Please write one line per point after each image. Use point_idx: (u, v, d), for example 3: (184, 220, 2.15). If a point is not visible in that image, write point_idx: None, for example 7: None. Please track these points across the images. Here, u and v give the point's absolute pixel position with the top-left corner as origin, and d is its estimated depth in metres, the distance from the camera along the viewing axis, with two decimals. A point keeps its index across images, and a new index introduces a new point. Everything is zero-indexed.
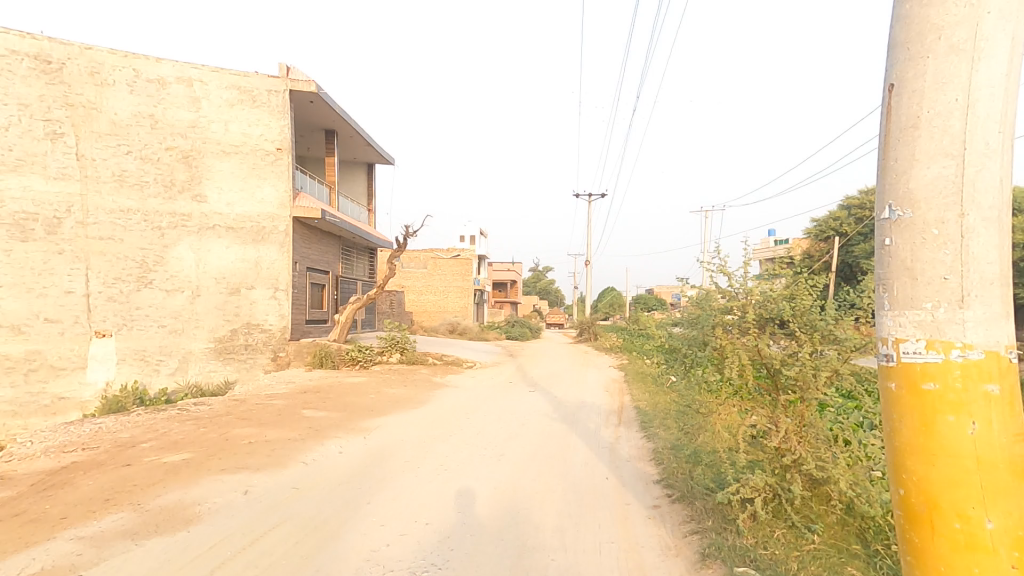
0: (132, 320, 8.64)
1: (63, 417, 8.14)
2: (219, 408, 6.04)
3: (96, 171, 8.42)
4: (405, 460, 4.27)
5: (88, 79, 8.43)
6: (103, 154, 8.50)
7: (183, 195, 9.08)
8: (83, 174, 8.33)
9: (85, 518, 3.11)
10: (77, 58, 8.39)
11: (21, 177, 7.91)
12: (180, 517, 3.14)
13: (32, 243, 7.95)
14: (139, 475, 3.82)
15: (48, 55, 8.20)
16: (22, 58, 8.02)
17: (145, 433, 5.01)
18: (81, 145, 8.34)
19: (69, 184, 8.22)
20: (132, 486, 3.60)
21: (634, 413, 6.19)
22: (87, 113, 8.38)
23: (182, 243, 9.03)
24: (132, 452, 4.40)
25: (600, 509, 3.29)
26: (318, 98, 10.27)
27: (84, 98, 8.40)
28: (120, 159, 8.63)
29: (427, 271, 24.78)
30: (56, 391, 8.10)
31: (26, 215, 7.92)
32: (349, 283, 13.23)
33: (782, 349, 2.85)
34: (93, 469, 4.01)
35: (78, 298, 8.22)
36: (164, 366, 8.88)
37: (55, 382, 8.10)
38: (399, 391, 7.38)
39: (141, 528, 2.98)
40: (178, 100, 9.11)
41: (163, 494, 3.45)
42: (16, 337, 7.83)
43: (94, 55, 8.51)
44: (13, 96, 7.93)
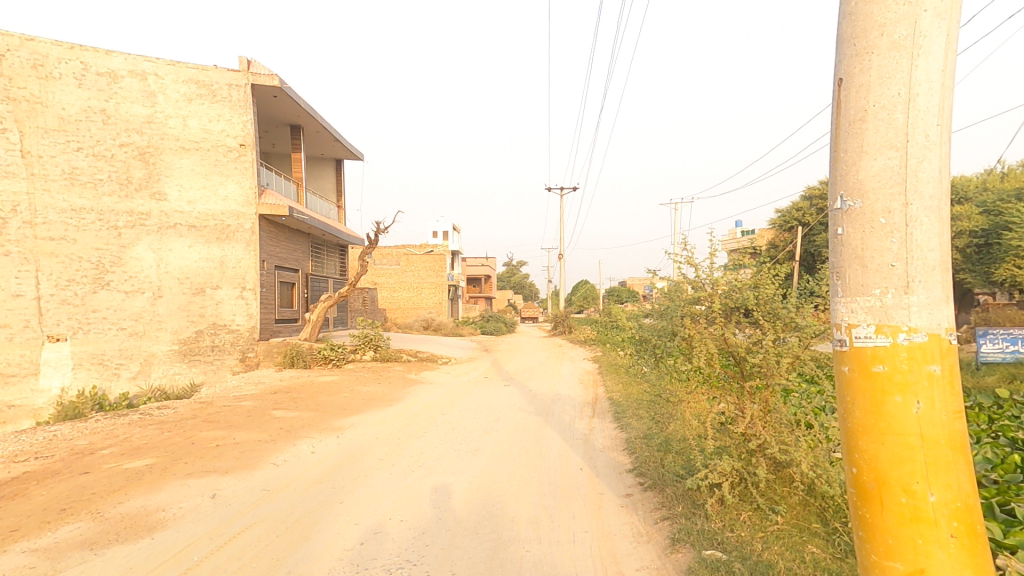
0: (89, 323, 8.33)
1: (14, 425, 7.81)
2: (185, 411, 5.89)
3: (44, 168, 8.06)
4: (379, 458, 4.23)
5: (31, 72, 8.04)
6: (52, 151, 8.13)
7: (141, 193, 8.77)
8: (29, 171, 7.96)
9: (40, 529, 3.00)
10: (18, 50, 8.00)
11: None
12: (144, 524, 3.05)
13: None
14: (98, 482, 3.70)
15: None
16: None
17: (104, 439, 4.85)
18: (26, 141, 7.96)
19: (14, 182, 7.85)
20: (91, 494, 3.48)
21: (608, 404, 6.27)
22: (31, 107, 8.01)
23: (140, 242, 8.73)
24: (91, 459, 4.26)
25: (574, 500, 3.33)
26: (281, 92, 10.04)
27: (28, 92, 8.01)
28: (70, 156, 8.28)
29: (400, 268, 24.55)
30: (6, 399, 7.77)
31: None
32: (319, 281, 13.02)
33: (747, 337, 2.93)
34: (48, 478, 3.87)
35: (28, 301, 7.88)
36: (125, 370, 8.59)
37: (5, 390, 7.77)
38: (372, 389, 7.32)
39: (101, 536, 2.90)
40: (132, 94, 8.78)
41: (125, 501, 3.36)
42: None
43: (37, 46, 8.13)
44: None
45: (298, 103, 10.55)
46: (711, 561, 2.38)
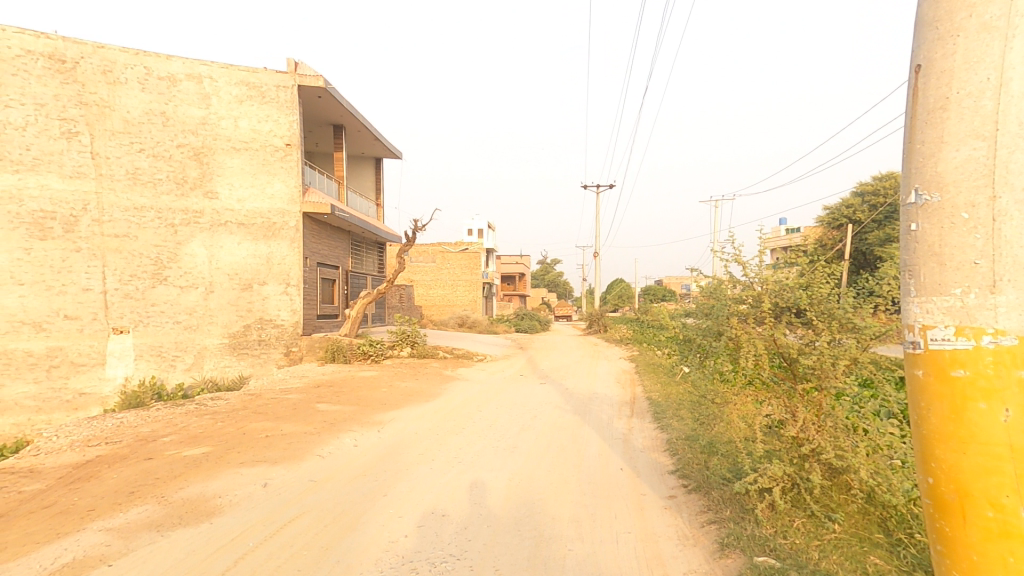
0: (148, 317, 8.76)
1: (84, 412, 8.30)
2: (236, 403, 6.11)
3: (111, 169, 8.51)
4: (419, 453, 4.30)
5: (101, 78, 8.49)
6: (117, 152, 8.58)
7: (195, 192, 9.14)
8: (98, 172, 8.42)
9: (112, 510, 3.17)
10: (90, 57, 8.44)
11: (38, 177, 7.98)
12: (203, 509, 3.19)
13: (50, 242, 8.04)
14: (161, 468, 3.88)
15: (62, 55, 8.25)
16: (37, 58, 8.10)
17: (164, 427, 5.08)
18: (95, 143, 8.41)
19: (85, 183, 8.30)
20: (155, 479, 3.66)
21: (647, 404, 6.19)
22: (101, 111, 8.45)
23: (194, 240, 9.10)
24: (153, 446, 4.47)
25: (615, 499, 3.30)
26: (326, 92, 10.30)
27: (98, 96, 8.45)
28: (133, 157, 8.70)
29: (435, 265, 24.82)
30: (78, 386, 8.25)
31: (43, 214, 8.00)
32: (359, 278, 13.29)
33: (799, 338, 2.83)
34: (117, 463, 4.08)
35: (96, 295, 8.35)
36: (180, 362, 8.99)
37: (77, 378, 8.24)
38: (410, 384, 7.43)
39: (166, 519, 3.04)
40: (189, 97, 9.15)
41: (185, 487, 3.51)
42: (38, 334, 7.96)
43: (107, 53, 8.58)
44: (29, 95, 8.01)
45: (342, 104, 10.79)
46: (764, 568, 2.32)
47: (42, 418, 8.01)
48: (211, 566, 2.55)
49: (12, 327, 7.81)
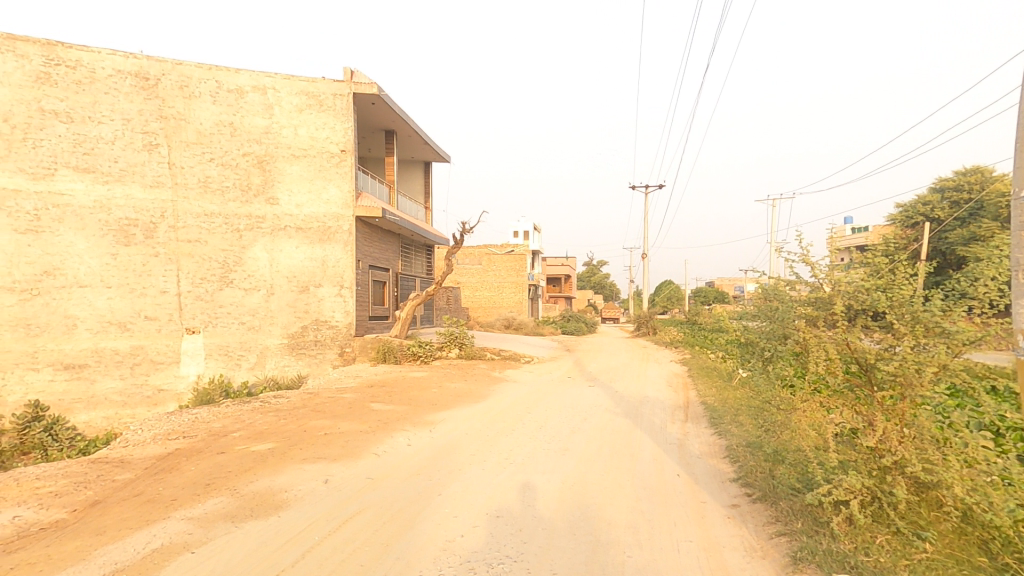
0: (216, 318, 9.30)
1: (162, 407, 9.03)
2: (298, 401, 6.35)
3: (185, 178, 9.15)
4: (471, 453, 4.32)
5: (178, 93, 9.12)
6: (191, 162, 9.20)
7: (258, 198, 9.58)
8: (174, 182, 9.09)
9: (192, 501, 3.34)
10: (170, 73, 9.10)
11: (124, 187, 8.80)
12: (272, 502, 3.32)
13: (133, 247, 8.84)
14: (232, 462, 4.08)
15: (146, 72, 8.97)
16: (125, 77, 8.85)
17: (234, 423, 5.34)
18: (172, 154, 9.09)
19: (162, 192, 9.01)
20: (228, 472, 3.84)
21: (702, 408, 6.01)
22: (177, 124, 9.10)
23: (257, 244, 9.54)
24: (225, 440, 4.70)
25: (674, 506, 3.21)
26: (379, 99, 10.56)
27: (176, 110, 9.10)
28: (205, 166, 9.27)
29: (482, 267, 25.04)
30: (156, 383, 8.96)
31: (128, 221, 8.81)
32: (408, 280, 13.55)
33: (876, 342, 2.67)
34: (193, 455, 4.32)
35: (171, 297, 9.03)
36: (245, 361, 9.45)
37: (155, 375, 8.96)
38: (460, 385, 7.50)
39: (239, 511, 3.18)
40: (254, 107, 9.60)
41: (255, 480, 3.66)
42: (122, 334, 8.74)
43: (183, 70, 9.17)
44: (117, 111, 8.79)
45: (394, 110, 11.03)
46: None
47: (127, 412, 8.79)
48: (280, 557, 2.65)
49: (101, 327, 8.62)
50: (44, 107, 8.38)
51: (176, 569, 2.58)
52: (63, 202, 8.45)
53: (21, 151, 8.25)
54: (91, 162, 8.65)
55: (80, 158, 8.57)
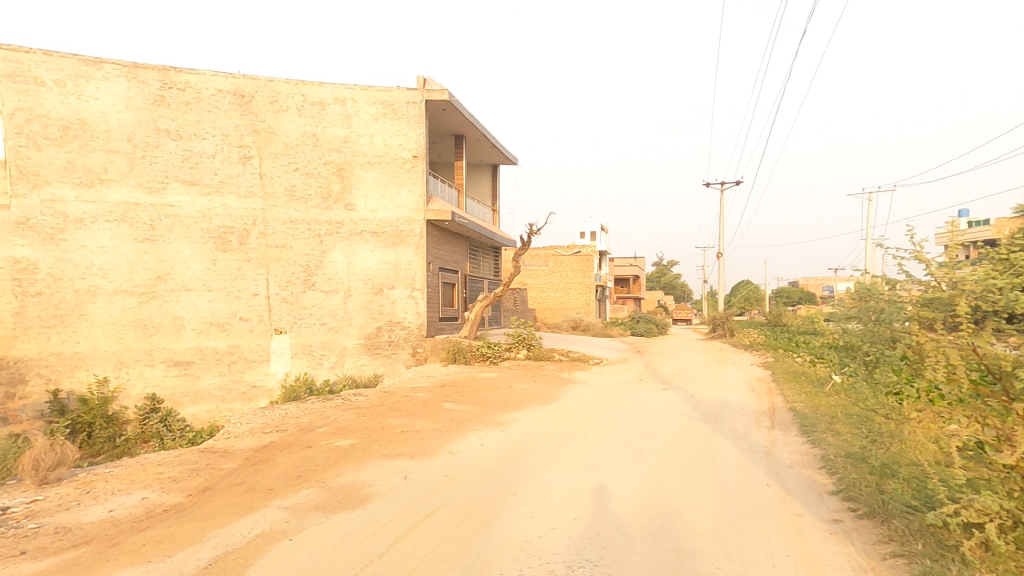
0: (301, 319, 9.88)
1: (255, 402, 9.69)
2: (375, 399, 6.61)
3: (273, 188, 9.79)
4: (542, 454, 4.31)
5: (269, 108, 9.79)
6: (279, 172, 9.82)
7: (337, 205, 10.09)
8: (264, 192, 9.75)
9: (285, 492, 3.55)
10: (262, 90, 9.77)
11: (222, 197, 9.54)
12: (356, 495, 3.47)
13: (229, 253, 9.57)
14: (319, 455, 4.30)
15: (242, 90, 9.68)
16: (225, 95, 9.58)
17: (319, 419, 5.65)
18: (263, 165, 9.75)
19: (254, 201, 9.68)
20: (316, 465, 4.05)
21: (790, 415, 5.68)
22: (267, 137, 9.76)
23: (336, 248, 10.05)
24: (312, 435, 4.98)
25: (765, 517, 3.05)
26: (450, 105, 10.80)
27: (266, 124, 9.78)
28: (291, 175, 9.88)
29: (548, 268, 24.99)
30: (250, 379, 9.63)
31: (226, 229, 9.55)
32: (476, 282, 13.77)
33: (1014, 349, 2.42)
34: (285, 449, 4.61)
35: (262, 299, 9.68)
36: (326, 360, 9.97)
37: (250, 372, 9.63)
38: (529, 386, 7.51)
39: (328, 502, 3.36)
40: (334, 118, 10.13)
41: (340, 474, 3.85)
42: (221, 334, 9.49)
43: (274, 86, 9.82)
44: (218, 128, 9.55)
45: (464, 115, 11.25)
46: None
47: (227, 406, 9.55)
48: (368, 549, 2.75)
49: (204, 326, 9.41)
50: (159, 127, 9.28)
51: (278, 554, 2.75)
52: (173, 213, 9.31)
53: (141, 167, 9.17)
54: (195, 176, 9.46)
55: (187, 171, 9.40)
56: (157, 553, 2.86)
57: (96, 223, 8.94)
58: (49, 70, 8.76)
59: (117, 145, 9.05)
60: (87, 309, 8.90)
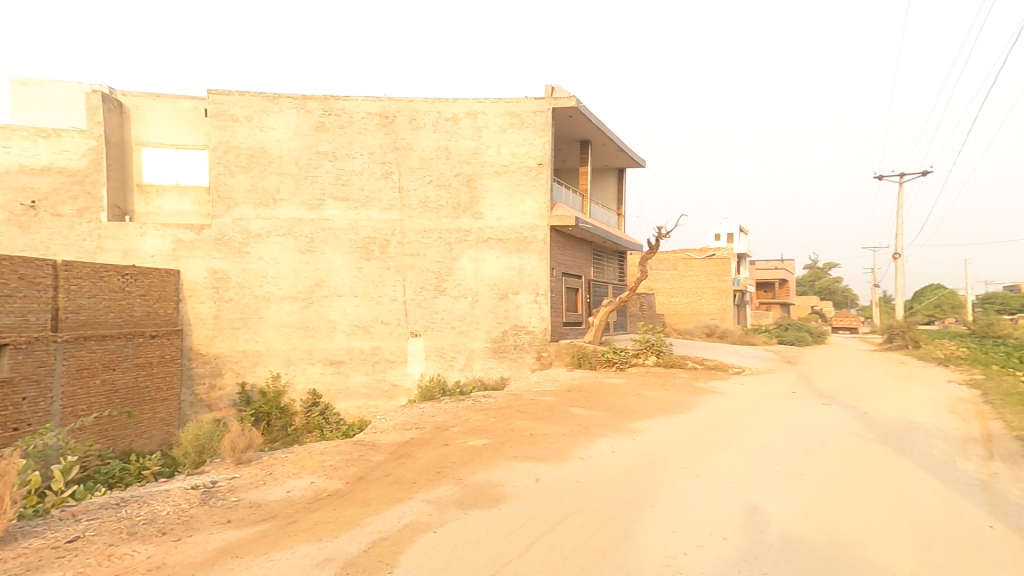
0: (433, 322, 10.52)
1: (395, 400, 10.49)
2: (503, 401, 6.82)
3: (410, 201, 10.57)
4: (682, 466, 4.12)
5: (408, 126, 10.60)
6: (415, 185, 10.60)
7: (466, 214, 10.62)
8: (402, 205, 10.57)
9: (425, 486, 3.81)
10: (403, 110, 10.61)
11: (367, 211, 10.53)
12: (491, 494, 3.60)
13: (372, 261, 10.50)
14: (455, 453, 4.54)
15: (387, 112, 10.59)
16: (373, 117, 10.56)
17: (453, 418, 5.96)
18: (402, 179, 10.58)
19: (393, 213, 10.55)
20: (452, 462, 4.29)
21: (1005, 446, 4.75)
22: (406, 153, 10.59)
23: (464, 255, 10.57)
24: (447, 433, 5.27)
25: (977, 565, 2.59)
26: (576, 111, 10.82)
27: (405, 141, 10.61)
28: (425, 188, 10.61)
29: (677, 273, 23.81)
30: (392, 379, 10.47)
31: (369, 239, 10.50)
32: (600, 287, 13.63)
33: None
34: (424, 445, 4.94)
35: (399, 304, 10.49)
36: (456, 362, 10.51)
37: (391, 372, 10.48)
38: (659, 394, 7.23)
39: (464, 499, 3.54)
40: (465, 132, 10.68)
41: (475, 472, 4.03)
42: (366, 335, 10.46)
43: (414, 106, 10.63)
44: (366, 148, 10.56)
45: (590, 119, 11.21)
46: None
47: (371, 403, 10.46)
48: (506, 548, 2.84)
49: (352, 329, 10.44)
50: (319, 149, 10.49)
51: (424, 545, 2.95)
52: (327, 226, 10.47)
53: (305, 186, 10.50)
54: (347, 191, 10.56)
55: (338, 189, 10.51)
56: (325, 533, 3.23)
57: (269, 237, 10.36)
58: (238, 107, 10.36)
59: (287, 167, 10.41)
60: (266, 312, 10.35)
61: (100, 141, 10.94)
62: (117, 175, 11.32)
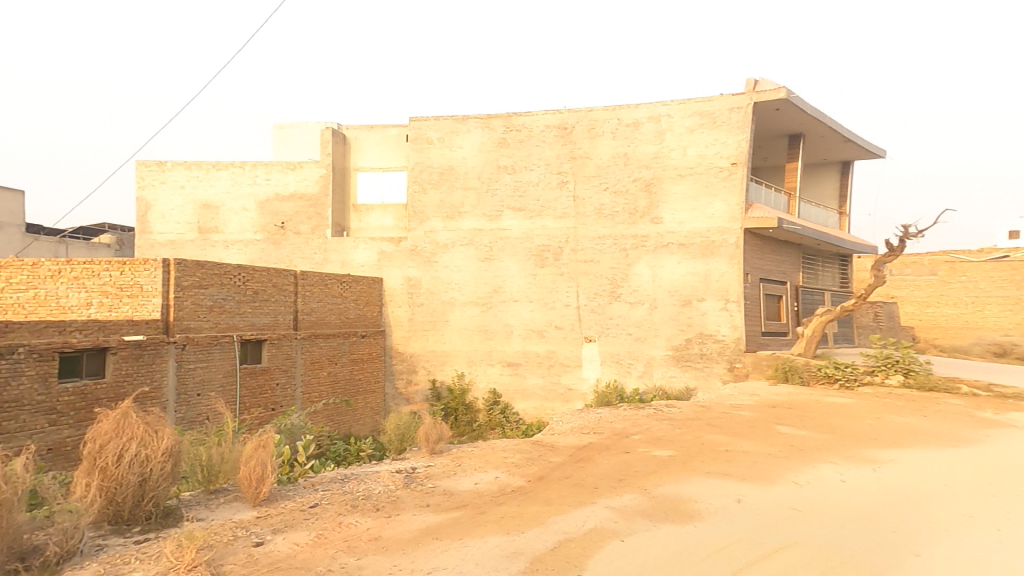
0: (608, 328, 10.51)
1: (571, 404, 10.69)
2: (689, 412, 6.52)
3: (585, 208, 10.76)
4: (954, 515, 3.57)
5: (587, 135, 10.81)
6: (591, 193, 10.75)
7: (644, 219, 10.44)
8: (577, 213, 10.80)
9: (611, 493, 3.82)
10: (582, 119, 10.85)
11: (542, 220, 10.95)
12: (684, 510, 3.48)
13: (546, 268, 10.87)
14: (639, 463, 4.47)
15: (566, 123, 10.93)
16: (552, 129, 10.98)
17: (632, 426, 5.88)
18: (578, 188, 10.82)
19: (567, 221, 10.83)
20: (635, 472, 4.23)
21: None
22: (582, 162, 10.80)
23: (640, 261, 10.40)
24: (628, 441, 5.22)
25: None
26: (785, 103, 9.79)
27: (582, 150, 10.83)
28: (600, 195, 10.70)
29: (936, 278, 20.24)
30: (567, 382, 10.70)
31: (544, 247, 10.89)
32: (814, 295, 12.24)
33: None
34: (604, 450, 4.96)
35: (573, 310, 10.69)
36: (634, 368, 10.35)
37: (566, 375, 10.71)
38: (899, 421, 6.17)
39: (653, 511, 3.47)
40: (646, 136, 10.52)
41: (662, 484, 3.93)
42: (540, 340, 10.85)
43: (593, 115, 10.80)
44: (544, 159, 11.00)
45: (801, 111, 10.07)
46: None
47: (548, 405, 10.81)
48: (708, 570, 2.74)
49: (529, 334, 10.92)
50: (502, 164, 11.24)
51: (612, 553, 2.97)
52: (504, 235, 11.13)
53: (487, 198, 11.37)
54: (524, 201, 11.14)
55: (516, 200, 11.12)
56: (509, 529, 3.38)
57: (454, 247, 11.37)
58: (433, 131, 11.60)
59: (471, 182, 11.35)
60: (451, 314, 11.36)
61: (328, 170, 13.22)
62: (341, 198, 13.49)
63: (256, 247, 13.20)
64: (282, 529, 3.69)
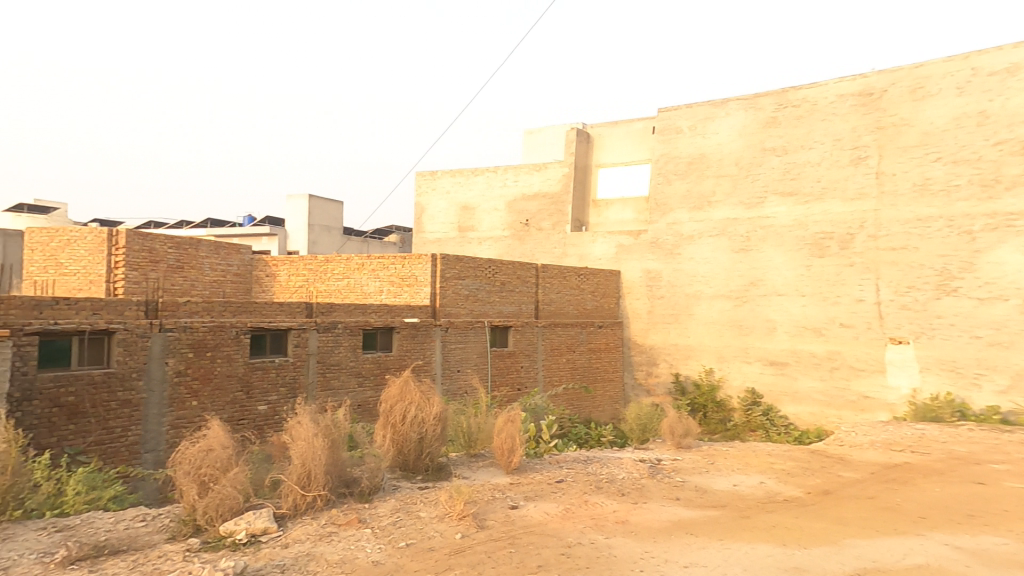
0: (931, 329, 11.61)
1: (868, 413, 12.39)
2: (957, 450, 9.16)
3: (895, 184, 12.17)
4: None
5: (910, 96, 12.07)
6: (910, 167, 11.98)
7: (1002, 192, 10.92)
8: (881, 191, 12.33)
9: (954, 524, 6.10)
10: (901, 80, 12.22)
11: (825, 203, 13.01)
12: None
13: (828, 257, 12.97)
14: (969, 495, 7.01)
15: (872, 87, 12.59)
16: (848, 97, 12.87)
17: (968, 454, 9.05)
18: (881, 164, 12.33)
19: (863, 201, 12.55)
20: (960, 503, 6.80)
21: None
22: (898, 129, 12.18)
23: (990, 248, 11.02)
24: (976, 469, 8.20)
25: None
26: None
27: (900, 117, 12.18)
28: (926, 167, 11.78)
29: None
30: (859, 390, 12.47)
31: (824, 235, 13.03)
32: None
33: None
34: (925, 475, 8.03)
35: (867, 304, 12.46)
36: (985, 380, 11.04)
37: (857, 381, 12.49)
38: None
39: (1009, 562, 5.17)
40: (989, 86, 11.24)
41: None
42: (816, 337, 13.09)
43: (915, 74, 12.07)
44: (832, 133, 13.02)
45: None
46: None
47: (830, 411, 12.86)
48: None
49: (797, 330, 13.37)
50: (764, 143, 13.97)
51: None
52: (767, 223, 13.84)
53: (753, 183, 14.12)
54: (797, 182, 13.50)
55: (786, 183, 13.61)
56: (782, 546, 5.67)
57: (702, 238, 14.73)
58: (683, 122, 15.27)
59: (711, 171, 14.73)
60: (716, 304, 14.53)
61: (570, 170, 17.18)
62: (581, 197, 17.37)
63: (505, 239, 17.99)
64: (526, 501, 7.28)
